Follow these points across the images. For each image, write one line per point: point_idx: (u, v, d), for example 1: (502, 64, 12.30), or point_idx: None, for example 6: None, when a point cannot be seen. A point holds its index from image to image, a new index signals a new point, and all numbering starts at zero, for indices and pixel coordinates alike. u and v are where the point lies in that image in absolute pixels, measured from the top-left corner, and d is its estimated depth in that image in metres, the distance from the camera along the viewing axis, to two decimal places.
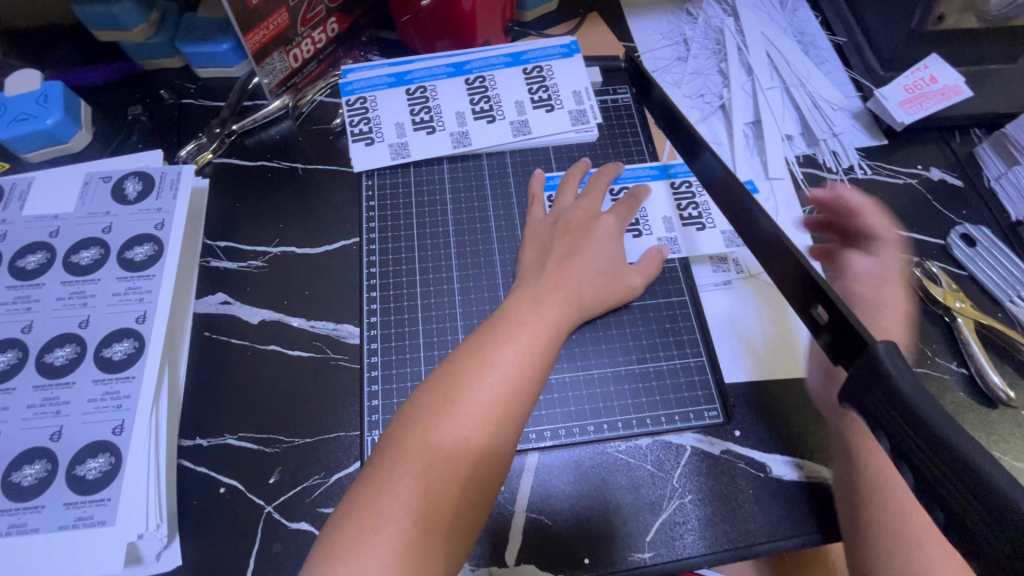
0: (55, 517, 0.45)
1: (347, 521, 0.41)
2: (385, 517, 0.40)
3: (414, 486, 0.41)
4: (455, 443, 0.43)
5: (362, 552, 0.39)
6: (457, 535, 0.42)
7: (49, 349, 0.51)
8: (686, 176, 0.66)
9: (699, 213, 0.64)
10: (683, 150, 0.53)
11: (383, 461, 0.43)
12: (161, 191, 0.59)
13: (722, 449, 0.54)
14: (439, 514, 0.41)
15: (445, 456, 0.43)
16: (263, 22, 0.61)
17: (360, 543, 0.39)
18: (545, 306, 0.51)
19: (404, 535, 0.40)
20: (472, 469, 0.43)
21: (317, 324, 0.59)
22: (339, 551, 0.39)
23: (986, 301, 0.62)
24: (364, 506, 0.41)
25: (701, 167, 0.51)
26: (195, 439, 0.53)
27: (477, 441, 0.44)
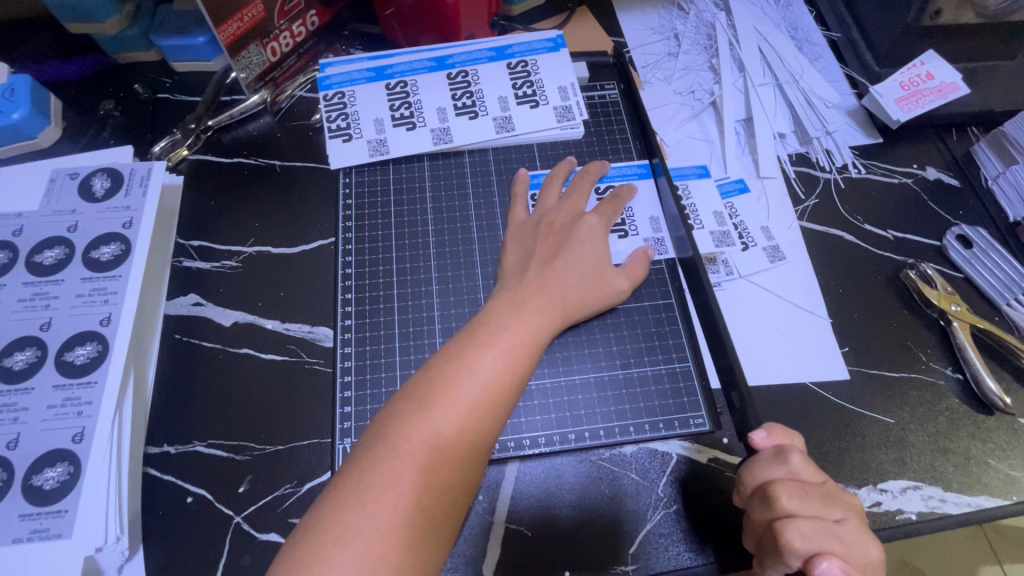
0: (9, 529, 0.43)
1: (312, 535, 0.38)
2: (353, 531, 0.38)
3: (384, 498, 0.39)
4: (429, 453, 0.41)
5: (326, 569, 0.37)
6: (430, 550, 0.40)
7: (8, 353, 0.49)
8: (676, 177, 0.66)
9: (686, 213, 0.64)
10: None
11: (353, 471, 0.40)
12: (130, 188, 0.57)
13: (709, 457, 0.52)
14: (411, 528, 0.39)
15: (419, 466, 0.41)
16: (237, 14, 0.59)
17: (324, 559, 0.37)
18: (526, 309, 0.50)
19: (372, 550, 0.38)
20: (447, 481, 0.41)
21: (291, 327, 0.57)
22: (302, 568, 0.37)
23: (983, 304, 0.60)
24: (331, 518, 0.39)
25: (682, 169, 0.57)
26: (162, 446, 0.51)
27: (453, 451, 0.42)
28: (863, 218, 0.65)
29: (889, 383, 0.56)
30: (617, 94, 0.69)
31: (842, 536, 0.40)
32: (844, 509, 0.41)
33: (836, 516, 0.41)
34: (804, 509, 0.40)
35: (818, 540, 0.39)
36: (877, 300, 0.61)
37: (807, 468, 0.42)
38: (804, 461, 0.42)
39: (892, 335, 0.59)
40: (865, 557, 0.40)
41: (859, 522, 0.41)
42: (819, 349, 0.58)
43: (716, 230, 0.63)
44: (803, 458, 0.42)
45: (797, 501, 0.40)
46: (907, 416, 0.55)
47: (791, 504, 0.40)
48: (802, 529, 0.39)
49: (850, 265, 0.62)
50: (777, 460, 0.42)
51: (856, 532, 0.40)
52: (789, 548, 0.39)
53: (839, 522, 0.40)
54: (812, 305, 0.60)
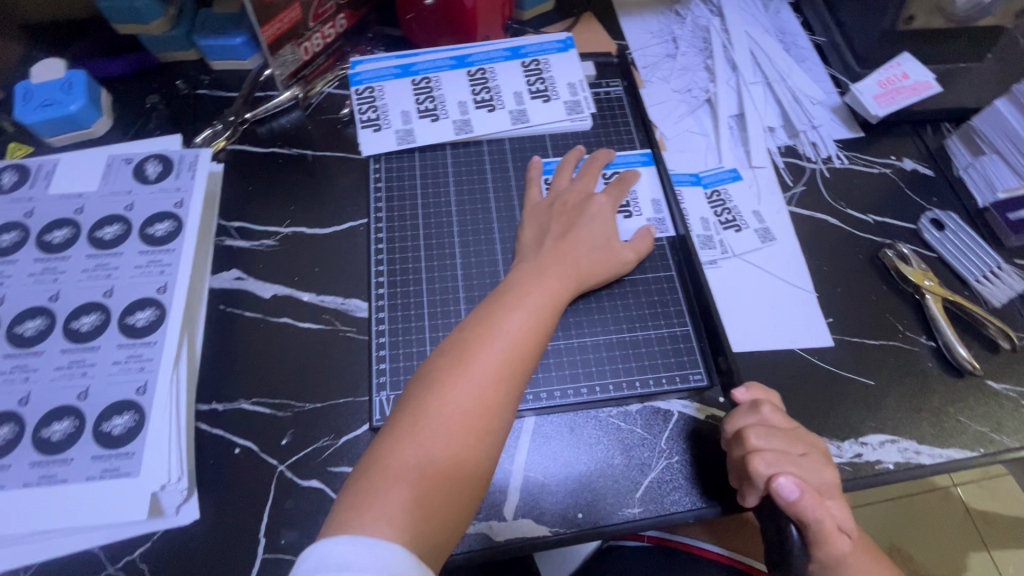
0: (83, 468, 0.48)
1: (370, 471, 0.43)
2: (409, 465, 0.43)
3: (434, 437, 0.45)
4: (471, 399, 0.46)
5: (387, 498, 0.42)
6: (475, 483, 0.45)
7: (75, 317, 0.54)
8: None
9: None
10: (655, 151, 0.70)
11: (404, 418, 0.46)
12: (180, 172, 0.63)
13: (707, 414, 0.58)
14: (458, 464, 0.45)
15: (462, 412, 0.46)
16: (278, 16, 0.65)
17: (384, 491, 0.42)
18: (547, 278, 0.55)
19: (427, 482, 0.43)
20: (487, 422, 0.46)
21: (326, 298, 0.62)
22: (364, 498, 0.42)
23: (954, 280, 0.66)
24: (387, 456, 0.44)
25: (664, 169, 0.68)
26: (212, 403, 0.56)
27: (491, 397, 0.47)
28: (846, 203, 0.71)
29: (870, 350, 0.62)
30: (622, 90, 0.76)
31: (801, 464, 0.50)
32: (806, 446, 0.52)
33: (799, 451, 0.51)
34: (770, 444, 0.50)
35: (780, 466, 0.49)
36: (858, 277, 0.67)
37: (776, 415, 0.52)
38: (773, 410, 0.52)
39: (872, 307, 0.65)
40: (820, 480, 0.50)
41: (818, 456, 0.51)
42: (806, 319, 0.63)
43: (712, 212, 0.69)
44: (772, 408, 0.52)
45: (765, 438, 0.50)
46: (886, 378, 0.61)
47: (759, 441, 0.50)
48: (767, 458, 0.49)
49: (834, 245, 0.68)
50: (751, 409, 0.52)
51: (814, 462, 0.51)
52: (758, 473, 0.48)
53: (801, 455, 0.50)
54: (800, 280, 0.66)
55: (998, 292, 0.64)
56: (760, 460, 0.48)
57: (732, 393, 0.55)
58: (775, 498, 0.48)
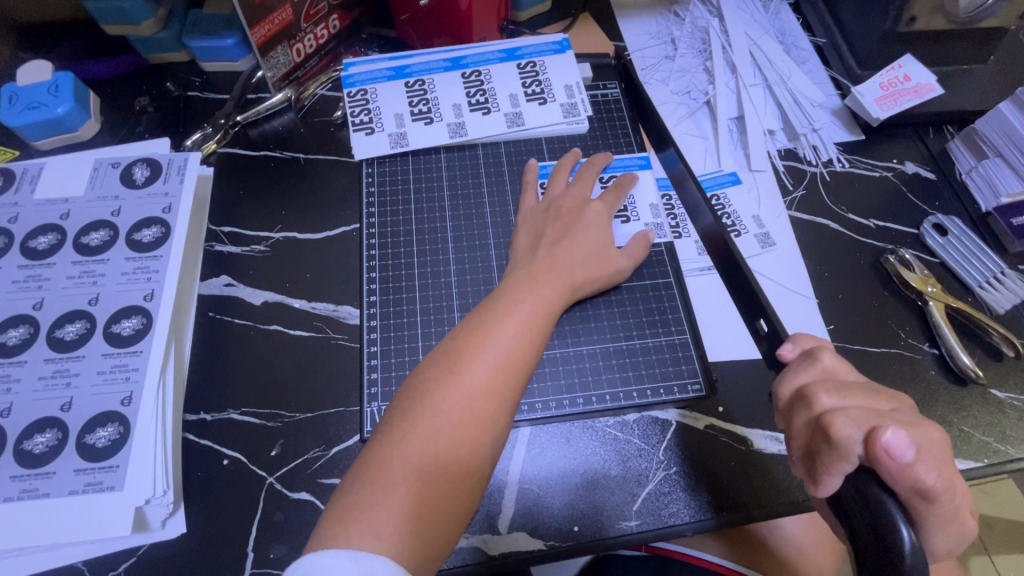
0: (66, 482, 0.47)
1: (357, 486, 0.42)
2: (397, 479, 0.42)
3: (424, 450, 0.43)
4: (462, 410, 0.45)
5: (374, 513, 0.41)
6: (465, 496, 0.44)
7: (60, 325, 0.53)
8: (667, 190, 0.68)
9: (676, 223, 0.67)
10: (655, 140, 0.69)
11: (393, 429, 0.45)
12: (168, 176, 0.61)
13: (705, 423, 0.56)
14: (448, 478, 0.43)
15: (453, 423, 0.45)
16: (269, 17, 0.64)
17: (371, 505, 0.41)
18: (540, 286, 0.54)
19: (416, 496, 0.42)
20: (479, 434, 0.45)
21: (317, 305, 0.61)
22: (351, 513, 0.41)
23: (957, 287, 0.65)
24: (376, 468, 0.43)
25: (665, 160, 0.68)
26: (199, 413, 0.55)
27: (482, 408, 0.46)
28: (847, 208, 0.70)
29: (872, 358, 0.61)
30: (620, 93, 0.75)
31: (893, 417, 0.40)
32: (891, 402, 0.43)
33: (884, 405, 0.42)
34: (843, 400, 0.42)
35: (870, 421, 0.40)
36: (860, 283, 0.65)
37: (840, 367, 0.45)
38: (835, 360, 0.45)
39: (874, 314, 0.64)
40: (927, 435, 0.40)
41: (908, 410, 0.42)
42: (807, 326, 0.62)
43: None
44: (834, 358, 0.46)
45: (835, 395, 0.43)
46: (888, 386, 0.60)
47: (830, 397, 0.43)
48: (849, 413, 0.40)
49: (835, 250, 0.67)
50: (810, 362, 0.46)
51: (908, 418, 0.41)
52: (842, 432, 0.39)
53: (888, 409, 0.42)
54: (800, 286, 0.65)
55: (1002, 298, 0.63)
56: (839, 416, 0.40)
57: (780, 355, 0.49)
58: (881, 462, 0.37)
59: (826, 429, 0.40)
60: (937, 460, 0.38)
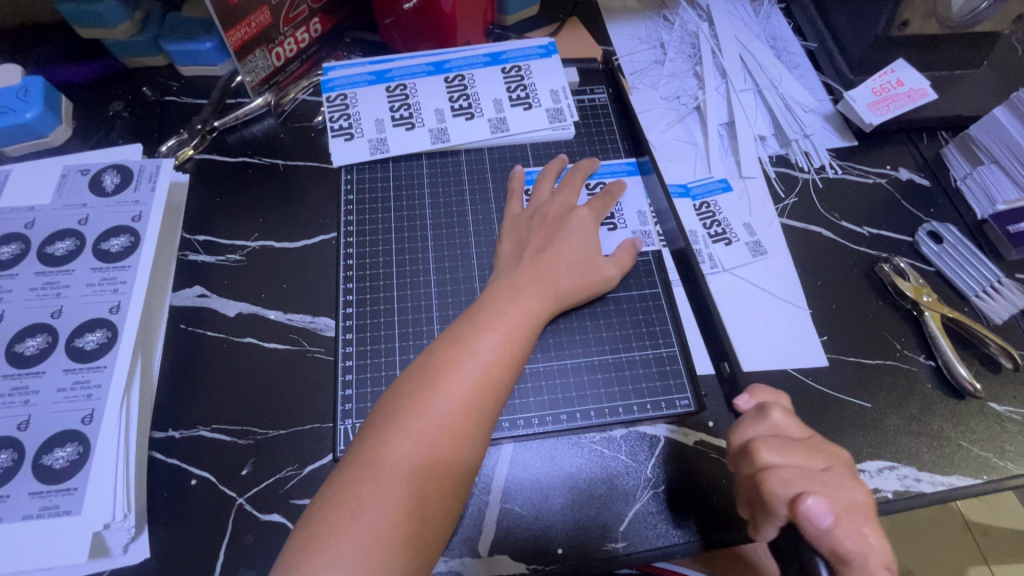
0: (20, 506, 0.44)
1: (327, 509, 0.40)
2: (369, 502, 0.40)
3: (397, 471, 0.41)
4: (438, 429, 0.43)
5: (344, 540, 0.39)
6: (441, 518, 0.42)
7: (20, 339, 0.50)
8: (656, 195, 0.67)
9: None
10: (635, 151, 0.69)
11: (365, 450, 0.42)
12: (139, 183, 0.59)
13: (695, 440, 0.54)
14: (423, 502, 0.41)
15: (427, 444, 0.42)
16: (245, 20, 0.62)
17: (341, 531, 0.39)
18: (522, 296, 0.52)
19: (389, 520, 0.40)
20: (456, 454, 0.43)
21: (293, 317, 0.59)
22: (318, 540, 0.39)
23: (953, 296, 0.63)
24: (347, 491, 0.41)
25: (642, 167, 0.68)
26: (167, 431, 0.53)
27: (460, 426, 0.44)
28: (840, 215, 0.69)
29: (866, 370, 0.59)
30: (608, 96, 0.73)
31: (824, 480, 0.42)
32: (828, 459, 0.44)
33: (820, 465, 0.43)
34: (785, 459, 0.43)
35: (801, 483, 0.42)
36: (853, 292, 0.64)
37: (788, 422, 0.46)
38: (784, 416, 0.46)
39: (868, 325, 0.62)
40: (851, 497, 0.42)
41: (844, 469, 0.44)
42: (799, 337, 0.60)
43: (700, 225, 0.67)
44: (783, 414, 0.46)
45: (778, 452, 0.43)
46: (883, 400, 0.58)
47: (773, 455, 0.43)
48: (782, 474, 0.42)
49: (828, 259, 0.66)
50: (760, 417, 0.46)
51: (840, 478, 0.43)
52: (774, 492, 0.42)
53: (823, 469, 0.43)
54: (792, 296, 0.63)
55: (999, 308, 0.61)
56: (772, 477, 0.42)
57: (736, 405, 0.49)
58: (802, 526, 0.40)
59: (760, 487, 0.42)
60: (857, 525, 0.40)
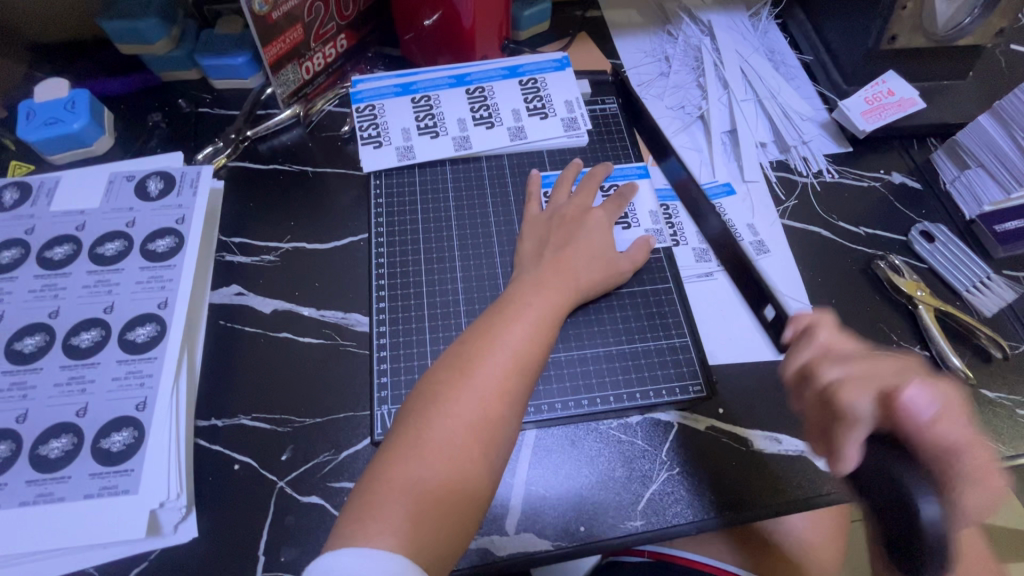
0: (81, 486, 0.47)
1: (375, 483, 0.44)
2: (411, 475, 0.43)
3: (438, 447, 0.45)
4: (473, 410, 0.47)
5: (392, 510, 0.42)
6: (479, 491, 0.45)
7: (75, 333, 0.54)
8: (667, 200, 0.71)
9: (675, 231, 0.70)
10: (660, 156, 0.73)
11: (407, 431, 0.46)
12: (181, 189, 0.63)
13: (707, 425, 0.58)
14: (463, 477, 0.45)
15: (465, 424, 0.46)
16: (280, 36, 0.66)
17: (389, 503, 0.42)
18: (546, 290, 0.56)
19: (429, 492, 0.43)
20: (491, 432, 0.46)
21: (326, 313, 0.62)
22: (369, 511, 0.42)
23: (946, 291, 0.67)
24: (391, 467, 0.44)
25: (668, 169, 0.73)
26: (211, 419, 0.56)
27: (492, 407, 0.47)
28: (838, 216, 0.73)
29: None
30: (637, 104, 0.75)
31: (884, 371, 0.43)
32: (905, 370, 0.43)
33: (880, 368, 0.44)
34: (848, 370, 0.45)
35: (877, 385, 0.41)
36: (852, 288, 0.68)
37: (838, 341, 0.49)
38: (832, 336, 0.50)
39: (866, 318, 0.66)
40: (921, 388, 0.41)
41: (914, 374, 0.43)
42: None
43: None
44: (831, 334, 0.50)
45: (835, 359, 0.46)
46: None
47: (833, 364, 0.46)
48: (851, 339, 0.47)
49: (828, 257, 0.70)
50: (809, 336, 0.51)
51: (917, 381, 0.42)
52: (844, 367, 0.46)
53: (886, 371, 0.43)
54: (796, 293, 0.67)
55: (988, 302, 0.65)
56: (847, 386, 0.42)
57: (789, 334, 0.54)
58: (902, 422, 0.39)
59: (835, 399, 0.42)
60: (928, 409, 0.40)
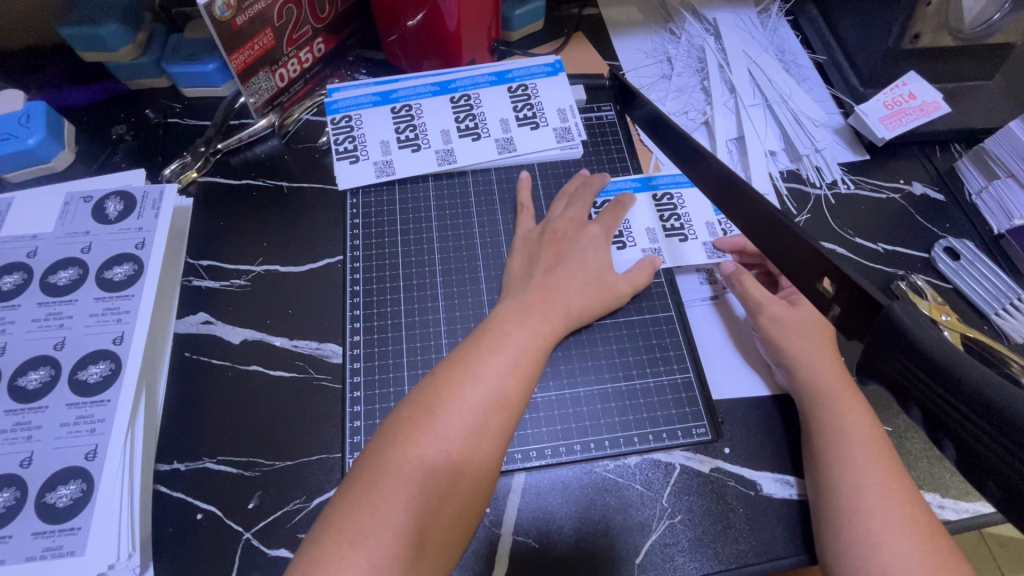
0: (22, 547, 0.44)
1: (328, 534, 0.38)
2: (371, 525, 0.38)
3: (397, 495, 0.40)
4: (448, 446, 0.42)
5: (343, 567, 0.37)
6: (443, 543, 0.40)
7: (22, 372, 0.50)
8: (669, 188, 0.67)
9: (682, 223, 0.65)
10: (675, 154, 0.55)
11: (364, 475, 0.41)
12: (143, 210, 0.58)
13: (712, 467, 0.53)
14: (427, 528, 0.39)
15: (427, 469, 0.41)
16: (248, 42, 0.61)
17: (339, 558, 0.37)
18: (531, 316, 0.52)
19: (386, 550, 0.38)
20: (458, 478, 0.42)
21: (299, 343, 0.57)
22: (318, 567, 0.37)
23: (972, 314, 0.61)
24: (344, 519, 0.39)
25: (704, 172, 0.51)
26: (172, 463, 0.51)
27: (460, 448, 0.42)
28: (854, 231, 0.67)
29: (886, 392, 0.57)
30: (650, 106, 0.58)
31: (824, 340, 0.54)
32: (797, 331, 0.55)
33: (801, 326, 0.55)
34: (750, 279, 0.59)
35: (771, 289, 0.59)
36: None
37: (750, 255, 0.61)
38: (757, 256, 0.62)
39: None
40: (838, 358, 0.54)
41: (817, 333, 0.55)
42: None
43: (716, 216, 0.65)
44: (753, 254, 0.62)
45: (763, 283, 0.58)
46: (903, 423, 0.56)
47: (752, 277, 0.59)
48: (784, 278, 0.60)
49: None
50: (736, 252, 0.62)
51: (816, 345, 0.54)
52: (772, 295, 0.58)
53: (805, 328, 0.55)
54: None
55: (1021, 326, 0.59)
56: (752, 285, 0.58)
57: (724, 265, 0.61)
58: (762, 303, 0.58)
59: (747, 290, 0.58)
60: (825, 351, 0.54)
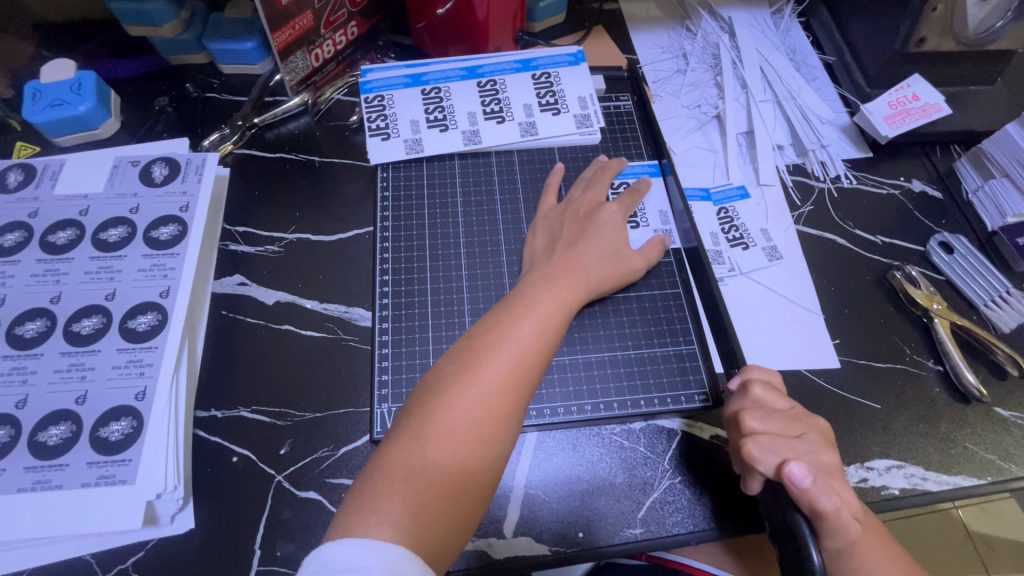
0: (78, 474, 0.48)
1: (379, 474, 0.42)
2: (417, 468, 0.42)
3: (440, 442, 0.43)
4: (487, 399, 0.46)
5: (394, 503, 0.41)
6: (481, 487, 0.44)
7: (76, 319, 0.54)
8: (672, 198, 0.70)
9: None
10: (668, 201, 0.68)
11: (411, 422, 0.45)
12: (186, 176, 0.62)
13: (711, 434, 0.57)
14: (466, 472, 0.43)
15: (468, 418, 0.45)
16: (290, 22, 0.65)
17: (391, 495, 0.41)
18: (557, 285, 0.55)
19: (433, 491, 0.42)
20: (495, 429, 0.45)
21: (329, 306, 0.61)
22: (370, 503, 0.41)
23: (963, 305, 0.65)
24: (393, 461, 0.43)
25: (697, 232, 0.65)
26: (210, 410, 0.55)
27: (497, 401, 0.46)
28: (854, 224, 0.71)
29: (877, 372, 0.61)
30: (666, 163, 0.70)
31: (798, 447, 0.47)
32: (804, 428, 0.49)
33: (795, 433, 0.49)
34: (766, 427, 0.48)
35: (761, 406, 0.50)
36: (864, 298, 0.66)
37: (769, 394, 0.50)
38: (765, 390, 0.50)
39: (879, 331, 0.64)
40: (817, 462, 0.47)
41: (818, 437, 0.49)
42: (812, 342, 0.62)
43: (720, 229, 0.69)
44: (763, 389, 0.50)
45: (762, 421, 0.49)
46: (891, 402, 0.60)
47: (757, 424, 0.48)
48: (761, 442, 0.47)
49: (840, 265, 0.68)
50: (743, 393, 0.51)
51: (814, 445, 0.48)
52: (752, 458, 0.47)
53: (797, 437, 0.48)
54: (806, 301, 0.65)
55: (1007, 317, 0.63)
56: (751, 413, 0.49)
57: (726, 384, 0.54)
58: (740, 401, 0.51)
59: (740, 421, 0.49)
60: (833, 486, 0.45)
